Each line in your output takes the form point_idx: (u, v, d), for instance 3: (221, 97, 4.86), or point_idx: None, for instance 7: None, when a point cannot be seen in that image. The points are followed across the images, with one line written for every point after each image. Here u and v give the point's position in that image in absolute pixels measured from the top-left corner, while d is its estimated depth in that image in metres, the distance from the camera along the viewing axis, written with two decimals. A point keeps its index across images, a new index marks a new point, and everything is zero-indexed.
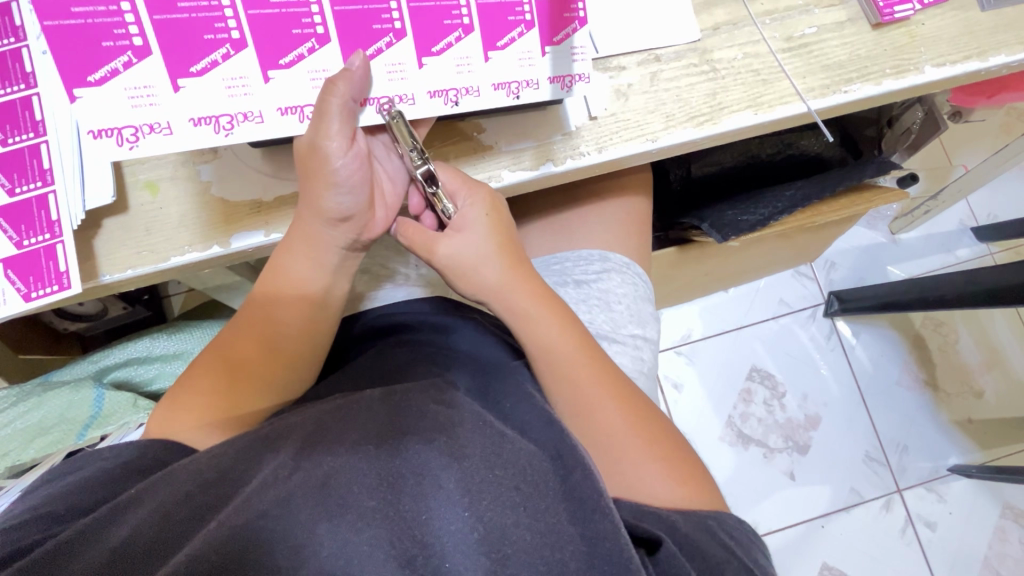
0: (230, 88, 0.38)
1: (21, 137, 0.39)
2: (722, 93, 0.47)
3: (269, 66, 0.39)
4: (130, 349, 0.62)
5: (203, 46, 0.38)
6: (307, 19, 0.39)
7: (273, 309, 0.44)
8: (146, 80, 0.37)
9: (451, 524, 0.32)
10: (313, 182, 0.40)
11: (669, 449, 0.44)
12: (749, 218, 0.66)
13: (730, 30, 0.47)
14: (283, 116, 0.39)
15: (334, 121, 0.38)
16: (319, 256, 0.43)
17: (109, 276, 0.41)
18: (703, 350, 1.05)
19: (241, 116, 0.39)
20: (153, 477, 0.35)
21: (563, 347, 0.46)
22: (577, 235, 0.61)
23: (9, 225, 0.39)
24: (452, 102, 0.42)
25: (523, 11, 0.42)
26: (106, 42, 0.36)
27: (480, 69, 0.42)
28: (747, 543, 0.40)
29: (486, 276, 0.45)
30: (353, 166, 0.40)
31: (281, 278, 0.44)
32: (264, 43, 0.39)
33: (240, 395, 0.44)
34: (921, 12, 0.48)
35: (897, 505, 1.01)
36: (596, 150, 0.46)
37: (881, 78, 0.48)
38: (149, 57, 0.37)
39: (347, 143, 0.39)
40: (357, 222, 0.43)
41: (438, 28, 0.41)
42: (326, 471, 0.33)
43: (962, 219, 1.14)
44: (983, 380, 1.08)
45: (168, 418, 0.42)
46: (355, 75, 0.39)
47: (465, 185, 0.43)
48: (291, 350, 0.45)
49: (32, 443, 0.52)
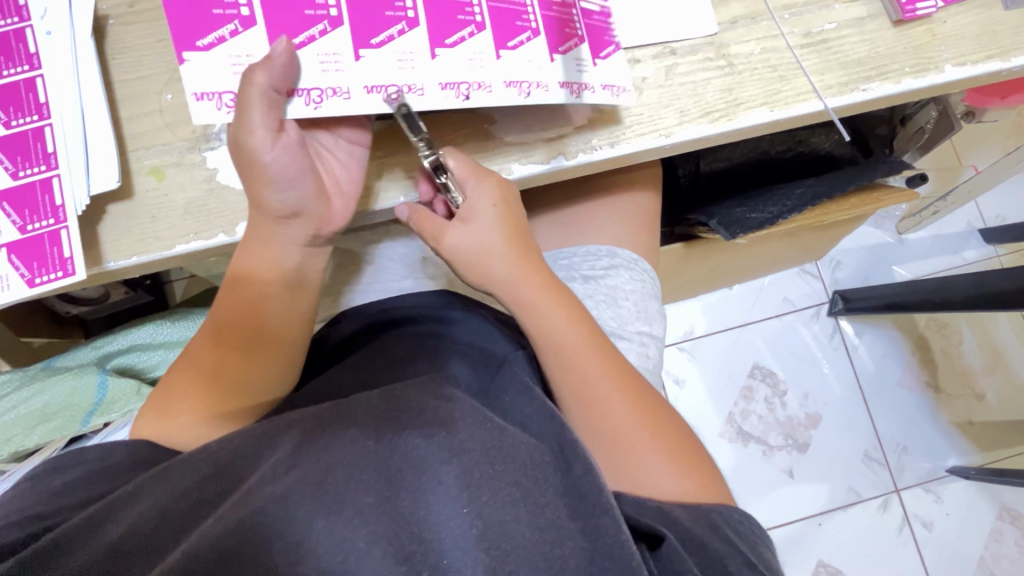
0: (323, 63, 0.39)
1: (26, 120, 0.39)
2: (738, 89, 0.46)
3: (361, 45, 0.40)
4: (134, 336, 0.61)
5: (304, 21, 0.39)
6: (400, 4, 0.40)
7: (234, 302, 0.43)
8: (248, 50, 0.38)
9: (450, 520, 0.32)
10: (252, 182, 0.39)
11: (674, 441, 0.44)
12: (758, 215, 0.65)
13: (747, 23, 0.47)
14: (369, 94, 0.39)
15: (253, 113, 0.36)
16: (277, 254, 0.42)
17: (114, 263, 0.41)
18: (705, 347, 1.04)
19: (330, 91, 0.39)
20: (149, 474, 0.35)
21: (573, 339, 0.45)
22: (583, 229, 0.60)
23: (14, 210, 0.39)
24: (525, 93, 0.42)
25: (577, 27, 0.44)
26: (215, 9, 0.37)
27: (549, 67, 0.43)
28: (753, 537, 0.40)
29: (495, 267, 0.45)
30: (286, 159, 0.38)
31: (247, 273, 0.43)
32: (359, 24, 0.40)
33: (208, 395, 0.43)
34: (943, 9, 0.47)
35: (895, 504, 1.01)
36: (608, 145, 0.45)
37: (900, 77, 0.47)
38: (253, 27, 0.38)
39: (272, 135, 0.37)
40: (310, 217, 0.41)
41: (510, 28, 0.42)
42: (323, 467, 0.32)
43: (970, 220, 1.13)
44: (985, 383, 1.08)
45: (157, 405, 0.43)
46: (276, 62, 0.37)
47: (475, 174, 0.42)
48: (258, 347, 0.44)
49: (36, 428, 0.52)
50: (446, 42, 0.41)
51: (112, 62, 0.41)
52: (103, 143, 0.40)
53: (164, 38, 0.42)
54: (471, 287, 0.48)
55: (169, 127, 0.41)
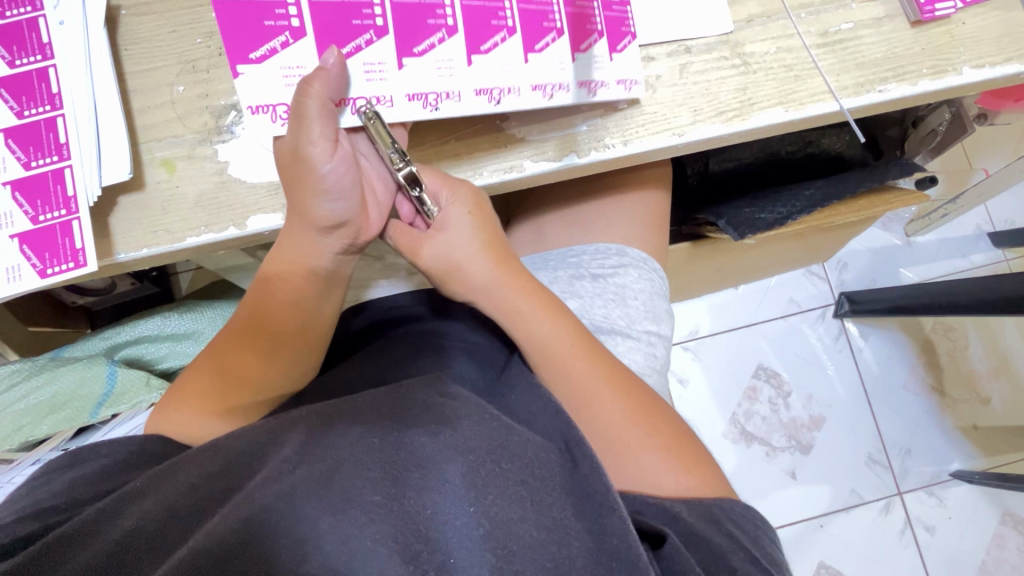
0: (369, 72, 0.40)
1: (38, 109, 0.39)
2: (752, 88, 0.45)
3: (403, 53, 0.40)
4: (141, 327, 0.61)
5: (351, 31, 0.39)
6: (440, 11, 0.41)
7: (270, 306, 0.44)
8: (299, 61, 0.39)
9: (456, 519, 0.32)
10: (301, 191, 0.39)
11: (673, 439, 0.44)
12: (767, 216, 0.65)
13: (763, 22, 0.46)
14: (410, 102, 0.41)
15: (314, 125, 0.37)
16: (316, 262, 0.43)
17: (124, 254, 0.41)
18: (710, 346, 1.04)
19: (375, 99, 0.40)
20: (157, 469, 0.36)
21: (559, 342, 0.45)
22: (592, 227, 0.60)
23: (26, 201, 0.39)
24: (548, 96, 0.43)
25: (596, 22, 0.44)
26: (267, 21, 0.38)
27: (572, 69, 0.43)
28: (758, 535, 0.40)
29: (475, 272, 0.45)
30: (340, 170, 0.39)
31: (283, 277, 0.44)
32: (402, 32, 0.40)
33: (229, 397, 0.43)
34: (962, 11, 0.47)
35: (898, 507, 1.01)
36: (621, 142, 0.45)
37: (918, 78, 0.47)
38: (304, 38, 0.39)
39: (330, 146, 0.38)
40: (349, 228, 0.42)
41: (538, 30, 0.43)
42: (331, 464, 0.32)
43: (979, 224, 1.13)
44: (990, 388, 1.08)
45: (177, 414, 0.42)
46: (331, 75, 0.38)
47: (447, 184, 0.42)
48: (291, 351, 0.45)
49: (46, 418, 0.52)
50: (481, 48, 0.42)
51: (124, 53, 0.41)
52: (116, 135, 0.40)
53: (177, 28, 0.41)
54: (450, 295, 0.48)
55: (180, 120, 0.41)
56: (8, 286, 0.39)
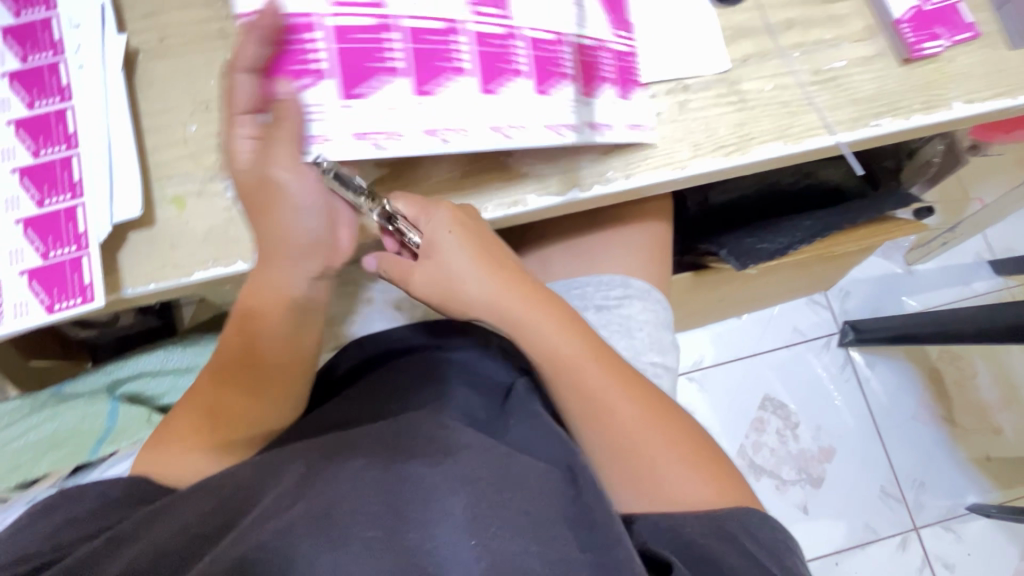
0: (390, 108, 0.40)
1: (54, 149, 0.40)
2: (750, 124, 0.47)
3: (427, 91, 0.41)
4: (143, 361, 0.61)
5: (376, 71, 0.40)
6: (464, 54, 0.42)
7: (252, 339, 0.43)
8: (323, 96, 0.39)
9: (460, 555, 0.30)
10: (269, 216, 0.39)
11: (693, 446, 0.43)
12: (768, 245, 0.66)
13: (757, 61, 0.48)
14: (429, 136, 0.40)
15: (280, 148, 0.37)
16: (286, 286, 0.42)
17: (131, 289, 0.41)
18: (714, 376, 1.03)
19: (391, 133, 0.40)
20: (148, 511, 0.35)
21: (568, 354, 0.44)
22: (597, 259, 0.60)
23: (37, 237, 0.39)
24: (560, 132, 0.43)
25: (607, 71, 0.45)
26: (297, 64, 0.39)
27: (583, 110, 0.44)
28: (775, 551, 0.38)
29: (471, 289, 0.45)
30: (307, 192, 0.39)
31: (257, 309, 0.42)
32: (427, 72, 0.41)
33: (223, 430, 0.43)
34: (949, 49, 0.48)
35: (914, 543, 0.98)
36: (623, 176, 0.45)
37: (911, 113, 0.48)
38: (330, 78, 0.39)
39: (295, 168, 0.38)
40: (322, 248, 0.42)
41: (556, 73, 0.44)
42: (329, 500, 0.31)
43: (978, 252, 1.14)
44: (1002, 417, 1.06)
45: (168, 455, 0.41)
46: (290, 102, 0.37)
47: (426, 208, 0.42)
48: (266, 377, 0.43)
49: (45, 456, 0.51)
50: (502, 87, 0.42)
51: (140, 94, 0.42)
52: (127, 172, 0.41)
53: (190, 71, 0.43)
54: (454, 315, 0.47)
55: (192, 157, 0.42)
56: (16, 321, 0.39)
